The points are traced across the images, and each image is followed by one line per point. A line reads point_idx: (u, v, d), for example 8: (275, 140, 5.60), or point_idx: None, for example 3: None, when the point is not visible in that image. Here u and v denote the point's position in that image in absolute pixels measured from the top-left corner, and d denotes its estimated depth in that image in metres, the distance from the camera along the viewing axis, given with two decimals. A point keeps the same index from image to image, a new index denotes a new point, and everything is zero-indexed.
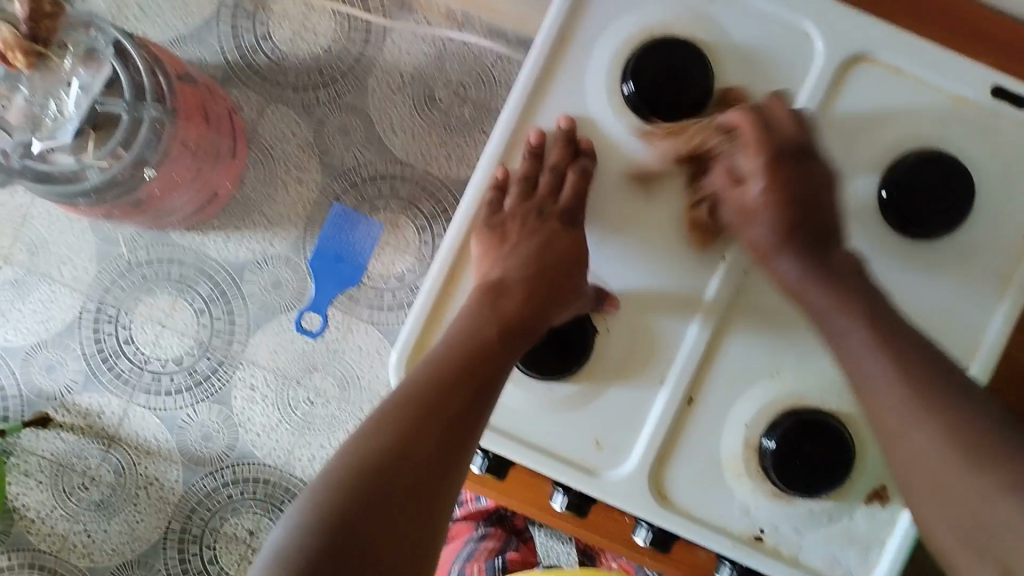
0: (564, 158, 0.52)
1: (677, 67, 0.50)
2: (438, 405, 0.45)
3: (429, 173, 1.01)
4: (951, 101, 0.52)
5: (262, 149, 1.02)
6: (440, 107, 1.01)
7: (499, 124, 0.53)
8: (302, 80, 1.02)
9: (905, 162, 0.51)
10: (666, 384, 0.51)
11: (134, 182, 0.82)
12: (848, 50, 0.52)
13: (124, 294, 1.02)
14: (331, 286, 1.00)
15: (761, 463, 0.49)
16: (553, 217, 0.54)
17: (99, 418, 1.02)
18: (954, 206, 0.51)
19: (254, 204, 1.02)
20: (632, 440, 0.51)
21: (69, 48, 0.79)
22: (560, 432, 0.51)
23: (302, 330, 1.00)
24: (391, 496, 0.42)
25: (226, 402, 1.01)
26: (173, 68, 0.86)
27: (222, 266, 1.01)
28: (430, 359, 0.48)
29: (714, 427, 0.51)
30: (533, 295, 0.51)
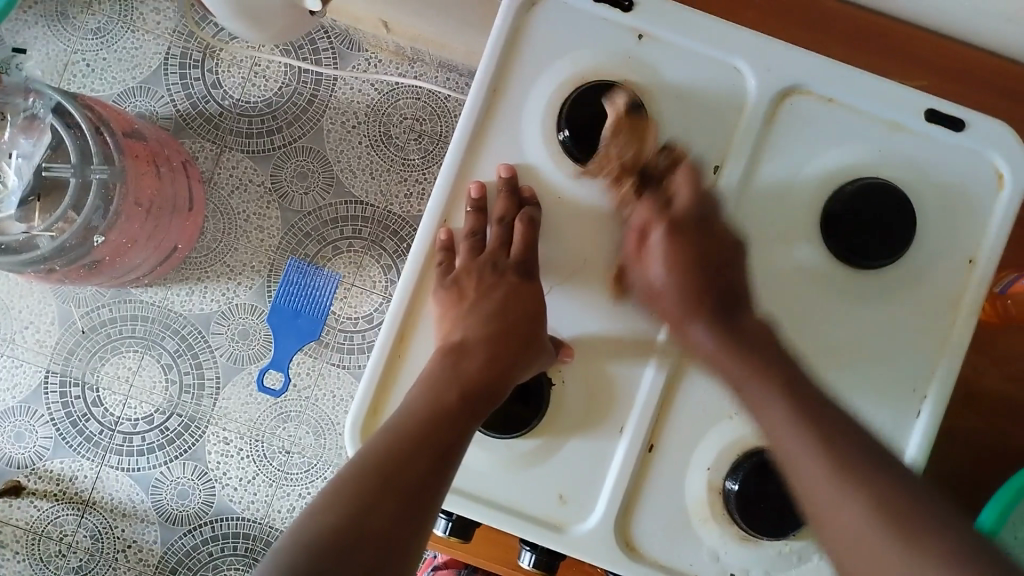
0: (509, 208, 0.51)
1: (607, 111, 0.49)
2: (397, 477, 0.44)
3: (390, 211, 1.01)
4: (889, 126, 0.51)
5: (220, 198, 1.01)
6: (397, 144, 1.01)
7: (438, 179, 0.52)
8: (255, 127, 1.01)
9: (847, 190, 0.49)
10: (626, 433, 0.50)
11: (83, 250, 0.81)
12: (782, 83, 0.50)
13: (89, 355, 1.00)
14: (292, 342, 0.98)
15: (726, 507, 0.48)
16: (509, 270, 0.53)
17: (72, 483, 1.00)
18: (896, 236, 0.48)
19: (216, 255, 1.01)
20: (595, 493, 0.50)
21: (9, 118, 0.79)
22: (521, 489, 0.50)
23: (263, 389, 0.99)
24: (349, 570, 0.41)
25: (200, 458, 0.99)
26: (121, 126, 0.85)
27: (188, 319, 1.00)
28: (392, 424, 0.47)
29: (678, 473, 0.50)
30: (496, 356, 0.51)
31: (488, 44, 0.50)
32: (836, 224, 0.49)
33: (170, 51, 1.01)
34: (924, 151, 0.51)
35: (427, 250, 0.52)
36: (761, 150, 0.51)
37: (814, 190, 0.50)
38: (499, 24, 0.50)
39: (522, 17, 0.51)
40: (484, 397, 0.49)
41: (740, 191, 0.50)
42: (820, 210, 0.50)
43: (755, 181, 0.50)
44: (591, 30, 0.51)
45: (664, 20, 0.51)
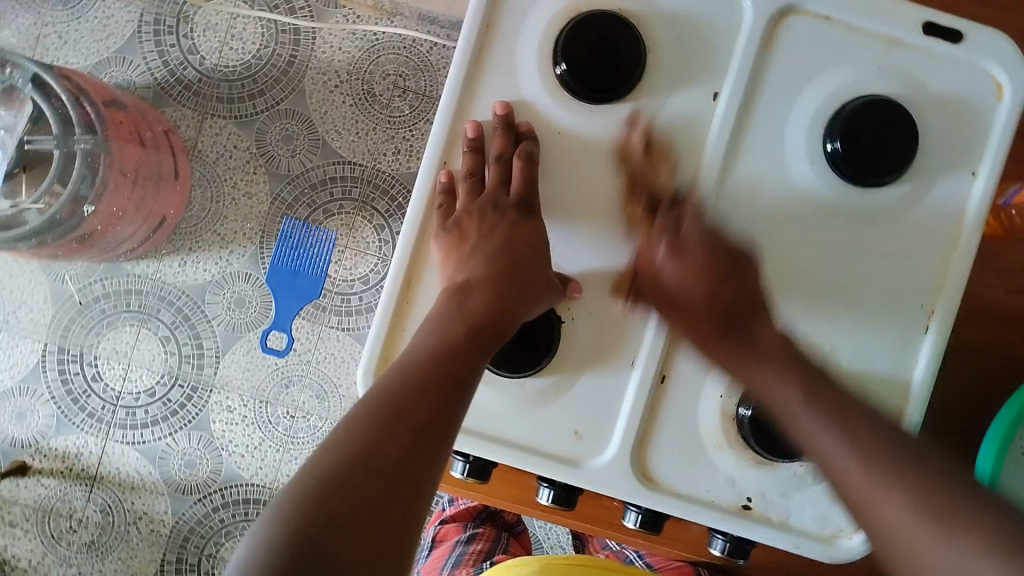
0: (507, 145, 0.50)
1: (605, 44, 0.49)
2: (411, 409, 0.43)
3: (379, 170, 1.00)
4: (886, 43, 0.51)
5: (206, 167, 1.00)
6: (381, 101, 1.00)
7: (435, 121, 0.51)
8: (235, 91, 1.00)
9: (847, 110, 0.49)
10: (638, 365, 0.50)
11: (76, 221, 0.79)
12: (778, 4, 0.50)
13: (85, 331, 0.99)
14: (292, 300, 0.98)
15: (740, 432, 0.49)
16: (509, 208, 0.52)
17: (77, 459, 1.00)
18: (894, 155, 0.49)
19: (206, 225, 1.00)
20: (610, 428, 0.50)
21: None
22: (538, 427, 0.50)
23: (268, 350, 0.99)
24: (369, 496, 0.39)
25: (205, 428, 1.00)
26: (100, 96, 0.83)
27: (182, 290, 0.99)
28: (399, 362, 0.46)
29: (690, 400, 0.50)
30: (502, 293, 0.49)
31: None
32: (840, 145, 0.49)
33: (143, 18, 0.99)
34: (921, 66, 0.51)
35: (427, 194, 0.52)
36: (757, 81, 0.51)
37: (814, 111, 0.51)
38: None
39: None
40: (493, 332, 0.48)
41: (739, 119, 0.51)
42: (824, 131, 0.50)
43: (754, 109, 0.51)
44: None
45: None
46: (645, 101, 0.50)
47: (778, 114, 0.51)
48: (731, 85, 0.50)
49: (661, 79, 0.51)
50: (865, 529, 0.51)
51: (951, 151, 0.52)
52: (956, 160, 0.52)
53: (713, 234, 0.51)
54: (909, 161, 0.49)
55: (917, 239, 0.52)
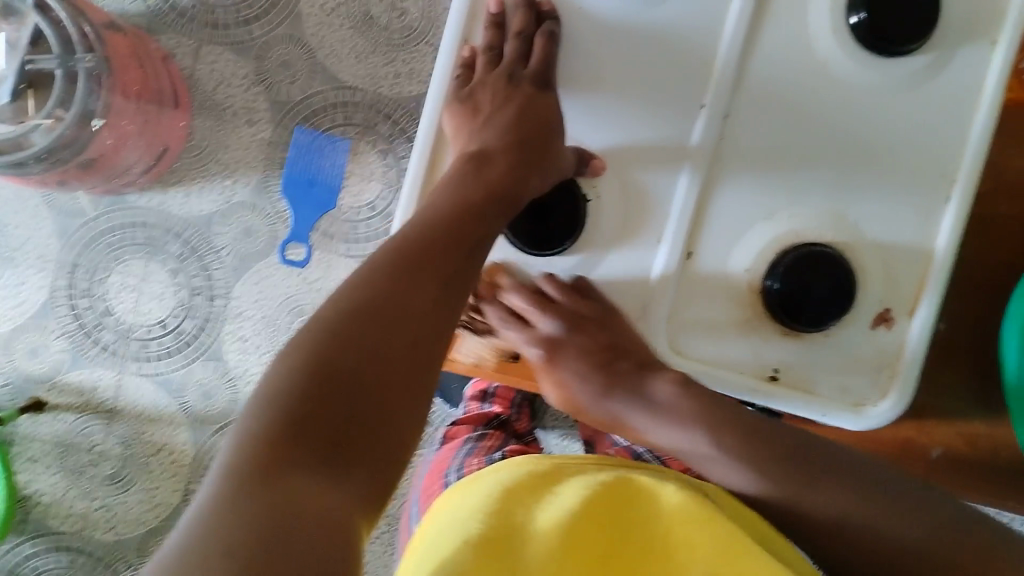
0: (528, 24, 0.55)
1: None
2: (431, 261, 0.46)
3: (380, 93, 0.98)
4: None
5: (205, 96, 0.99)
6: (379, 23, 0.98)
7: (455, 6, 0.56)
8: (231, 17, 0.98)
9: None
10: (664, 243, 0.54)
11: (87, 136, 0.79)
12: None
13: (95, 265, 0.99)
14: (309, 211, 0.96)
15: (765, 305, 0.53)
16: (526, 81, 0.55)
17: (94, 394, 1.00)
18: (914, 23, 0.50)
19: (210, 154, 0.99)
20: (634, 300, 0.55)
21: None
22: (569, 304, 0.56)
23: (288, 263, 0.98)
24: (389, 336, 0.42)
25: (220, 357, 1.00)
26: (98, 18, 0.82)
27: (188, 222, 0.99)
28: (418, 219, 0.49)
29: (715, 276, 0.54)
30: (516, 164, 0.52)
31: None
32: (864, 14, 0.50)
33: None
34: None
35: (449, 70, 0.56)
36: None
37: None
38: None
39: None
40: (506, 199, 0.51)
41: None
42: (848, 4, 0.52)
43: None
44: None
45: None
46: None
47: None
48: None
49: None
50: (890, 395, 0.54)
51: (961, 29, 0.53)
52: (974, 30, 0.53)
53: (737, 110, 0.54)
54: (930, 28, 0.50)
55: (933, 109, 0.53)
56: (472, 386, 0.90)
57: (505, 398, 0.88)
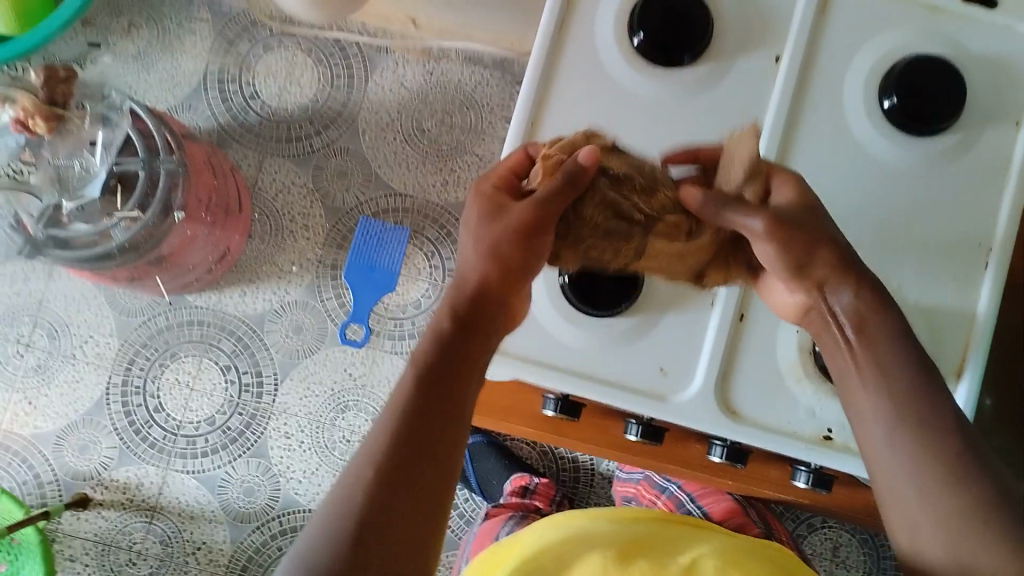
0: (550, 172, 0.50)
1: (676, 14, 0.56)
2: (424, 416, 0.48)
3: (429, 200, 1.05)
4: (928, 11, 0.58)
5: (266, 203, 1.05)
6: (430, 137, 1.06)
7: (519, 99, 0.57)
8: (294, 132, 1.06)
9: (898, 69, 0.56)
10: (718, 304, 0.56)
11: (163, 229, 0.84)
12: None
13: (149, 363, 1.02)
14: (369, 295, 1.00)
15: (819, 365, 0.55)
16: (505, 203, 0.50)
17: (138, 490, 1.01)
18: (942, 109, 0.55)
19: (266, 256, 1.04)
20: (692, 364, 0.56)
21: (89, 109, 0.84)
22: (624, 366, 0.56)
23: (347, 341, 1.01)
24: (392, 507, 0.45)
25: (263, 454, 1.01)
26: (179, 129, 0.89)
27: (242, 319, 1.03)
28: (426, 337, 0.51)
29: (768, 339, 0.56)
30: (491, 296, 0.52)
31: None
32: (896, 98, 0.56)
33: (209, 69, 1.06)
34: (948, 33, 0.58)
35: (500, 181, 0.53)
36: (816, 39, 0.58)
37: (865, 72, 0.57)
38: None
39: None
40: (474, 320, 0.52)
41: (799, 80, 0.57)
42: (877, 91, 0.57)
43: (812, 67, 0.58)
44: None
45: None
46: (711, 58, 0.57)
47: (835, 72, 0.58)
48: (789, 46, 0.57)
49: (721, 41, 0.57)
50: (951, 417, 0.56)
51: (980, 114, 0.57)
52: (994, 116, 0.57)
53: None
54: (958, 113, 0.56)
55: (961, 184, 0.57)
56: (514, 482, 0.93)
57: (544, 496, 0.92)
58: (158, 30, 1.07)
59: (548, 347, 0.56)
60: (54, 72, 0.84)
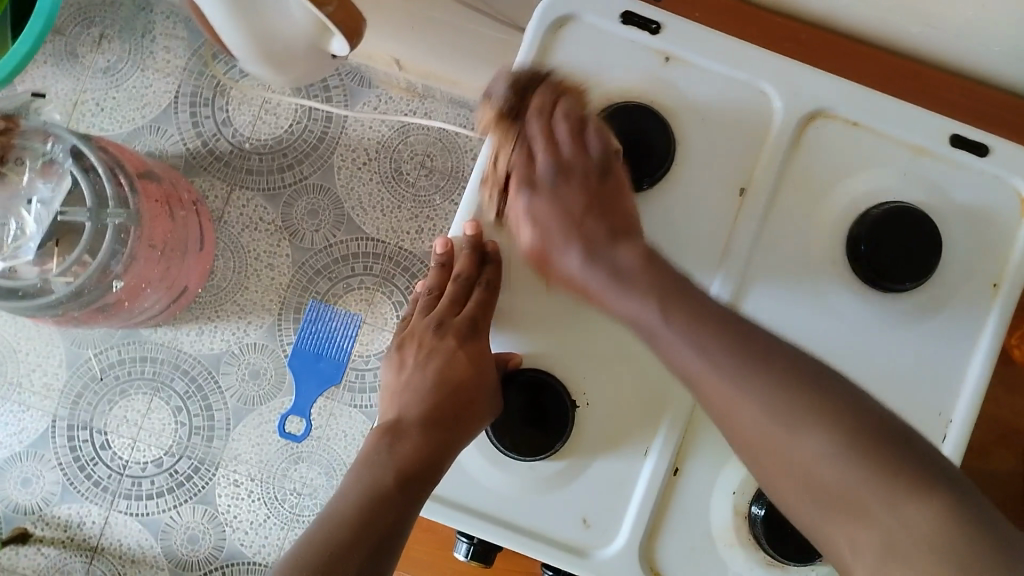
0: (471, 266, 0.58)
1: (634, 129, 0.53)
2: (366, 526, 0.51)
3: (402, 248, 1.00)
4: (915, 151, 0.53)
5: (230, 239, 1.00)
6: (408, 180, 1.01)
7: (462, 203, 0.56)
8: (265, 164, 1.01)
9: (870, 216, 0.52)
10: (651, 456, 0.52)
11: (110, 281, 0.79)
12: (808, 105, 0.53)
13: (98, 399, 0.98)
14: (313, 387, 0.98)
15: (751, 531, 0.51)
16: (450, 334, 0.60)
17: (79, 529, 0.97)
18: (914, 259, 0.51)
19: (227, 295, 1.00)
20: (618, 519, 0.52)
21: (27, 162, 0.79)
22: (544, 514, 0.52)
23: (286, 433, 0.98)
24: None
25: (211, 501, 0.98)
26: (135, 167, 0.83)
27: (197, 359, 0.99)
28: (377, 456, 0.56)
29: (702, 497, 0.52)
30: (433, 423, 0.56)
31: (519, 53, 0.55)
32: (865, 246, 0.51)
33: (179, 90, 1.01)
34: (944, 181, 0.53)
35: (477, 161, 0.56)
36: (790, 177, 0.54)
37: (839, 217, 0.53)
38: (528, 43, 0.55)
39: (548, 39, 0.54)
40: (427, 451, 0.54)
41: (763, 221, 0.53)
42: (848, 233, 0.53)
43: (783, 204, 0.53)
44: (616, 50, 0.54)
45: (689, 42, 0.54)
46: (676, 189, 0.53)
47: (806, 212, 0.53)
48: (757, 180, 0.53)
49: (688, 174, 0.53)
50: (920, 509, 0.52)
51: (967, 278, 0.53)
52: (984, 280, 0.53)
53: None
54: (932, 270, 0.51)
55: (941, 350, 0.53)
56: None
57: None
58: (127, 43, 1.01)
59: (466, 485, 0.52)
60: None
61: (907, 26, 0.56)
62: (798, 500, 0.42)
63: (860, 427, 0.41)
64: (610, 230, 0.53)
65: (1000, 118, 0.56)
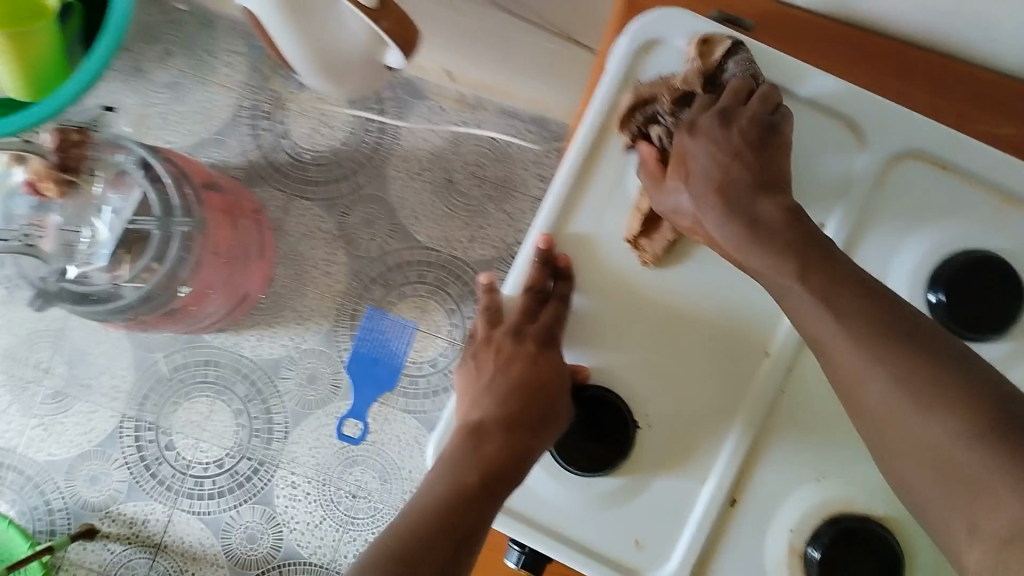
0: (540, 277, 0.51)
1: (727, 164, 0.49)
2: (416, 557, 0.45)
3: (454, 255, 1.02)
4: (1000, 200, 0.51)
5: (289, 246, 1.03)
6: (460, 190, 1.03)
7: (541, 210, 0.52)
8: (322, 175, 1.04)
9: (955, 263, 0.49)
10: (711, 478, 0.50)
11: (176, 286, 0.82)
12: (891, 149, 0.51)
13: (163, 401, 1.02)
14: (370, 390, 1.01)
15: (807, 571, 0.47)
16: (529, 340, 0.53)
17: (144, 527, 1.01)
18: (1006, 304, 0.49)
19: (285, 301, 1.03)
20: (672, 541, 0.50)
21: (99, 174, 0.82)
22: (597, 532, 0.50)
23: (342, 437, 1.01)
24: None
25: (269, 502, 1.00)
26: (200, 178, 0.87)
27: (257, 363, 1.02)
28: (448, 463, 0.49)
29: (761, 525, 0.50)
30: (515, 433, 0.50)
31: (604, 79, 0.52)
32: (944, 295, 0.49)
33: (241, 104, 1.04)
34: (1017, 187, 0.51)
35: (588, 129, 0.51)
36: (867, 211, 0.52)
37: (897, 224, 0.52)
38: (615, 66, 0.52)
39: (633, 62, 0.52)
40: (511, 463, 0.48)
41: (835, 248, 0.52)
42: (929, 277, 0.50)
43: (856, 232, 0.52)
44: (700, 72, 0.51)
45: (782, 76, 0.52)
46: None
47: (880, 250, 0.52)
48: (836, 218, 0.52)
49: None
50: None
51: None
52: None
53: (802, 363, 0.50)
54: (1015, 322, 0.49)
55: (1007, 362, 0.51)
56: None
57: None
58: (192, 60, 1.05)
59: (520, 496, 0.51)
60: (66, 135, 0.82)
61: (961, 29, 0.55)
62: (923, 482, 0.39)
63: (969, 395, 0.38)
64: (759, 179, 0.47)
65: None
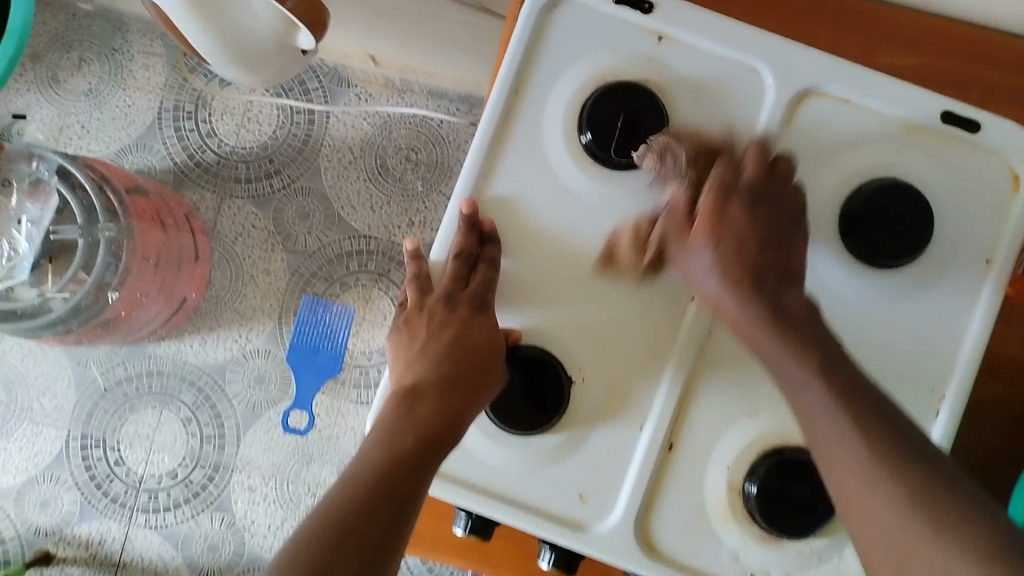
0: (470, 242, 0.51)
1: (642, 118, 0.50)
2: (361, 523, 0.44)
3: (394, 242, 1.01)
4: (907, 126, 0.52)
5: (224, 247, 1.01)
6: (394, 175, 1.02)
7: (461, 173, 0.52)
8: (252, 172, 1.02)
9: (864, 193, 0.51)
10: (649, 427, 0.51)
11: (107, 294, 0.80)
12: (800, 83, 0.52)
13: (108, 417, 1.00)
14: (312, 380, 0.92)
15: (746, 507, 0.49)
16: (462, 304, 0.52)
17: (101, 546, 0.99)
18: (916, 234, 0.50)
19: (226, 302, 1.01)
20: (615, 492, 0.51)
21: (13, 182, 0.79)
22: (542, 490, 0.51)
23: (289, 430, 0.95)
24: None
25: (227, 508, 0.99)
26: (121, 183, 0.85)
27: (203, 369, 1.00)
28: (385, 426, 0.49)
29: (699, 469, 0.51)
30: (449, 394, 0.50)
31: (513, 35, 0.51)
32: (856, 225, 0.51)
33: (162, 106, 1.02)
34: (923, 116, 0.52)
35: (501, 93, 0.51)
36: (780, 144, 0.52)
37: (812, 162, 0.52)
38: (523, 22, 0.51)
39: (542, 19, 0.52)
40: (446, 426, 0.48)
41: None
42: (840, 212, 0.52)
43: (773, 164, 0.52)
44: (610, 31, 0.52)
45: (684, 20, 0.52)
46: None
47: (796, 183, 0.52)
48: None
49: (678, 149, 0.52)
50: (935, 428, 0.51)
51: (951, 214, 0.52)
52: (968, 214, 0.52)
53: None
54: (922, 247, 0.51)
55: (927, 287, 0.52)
56: None
57: None
58: (107, 65, 1.02)
59: (462, 463, 0.51)
60: None
61: None
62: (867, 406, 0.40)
63: None
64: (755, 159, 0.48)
65: (968, 49, 0.56)
